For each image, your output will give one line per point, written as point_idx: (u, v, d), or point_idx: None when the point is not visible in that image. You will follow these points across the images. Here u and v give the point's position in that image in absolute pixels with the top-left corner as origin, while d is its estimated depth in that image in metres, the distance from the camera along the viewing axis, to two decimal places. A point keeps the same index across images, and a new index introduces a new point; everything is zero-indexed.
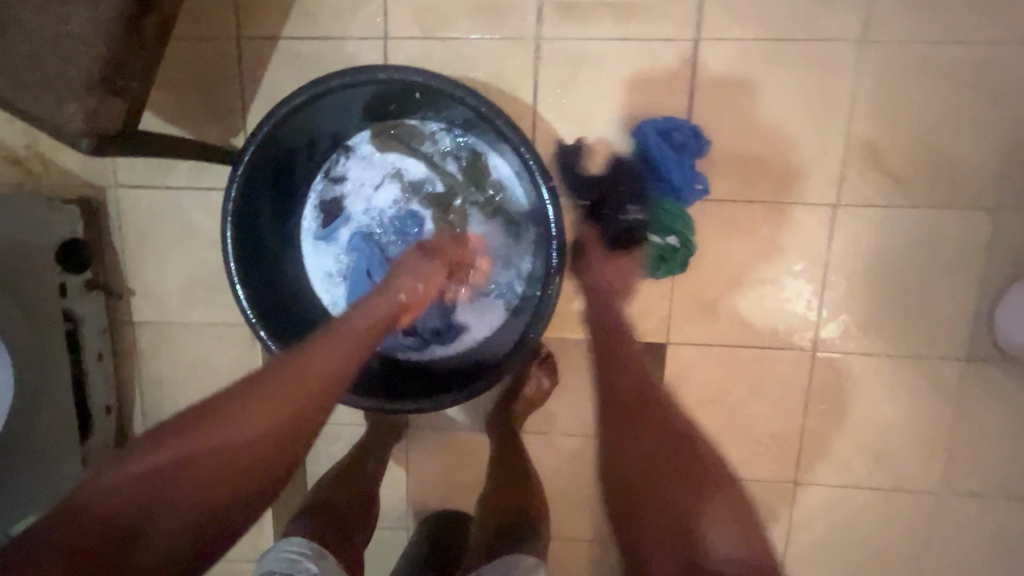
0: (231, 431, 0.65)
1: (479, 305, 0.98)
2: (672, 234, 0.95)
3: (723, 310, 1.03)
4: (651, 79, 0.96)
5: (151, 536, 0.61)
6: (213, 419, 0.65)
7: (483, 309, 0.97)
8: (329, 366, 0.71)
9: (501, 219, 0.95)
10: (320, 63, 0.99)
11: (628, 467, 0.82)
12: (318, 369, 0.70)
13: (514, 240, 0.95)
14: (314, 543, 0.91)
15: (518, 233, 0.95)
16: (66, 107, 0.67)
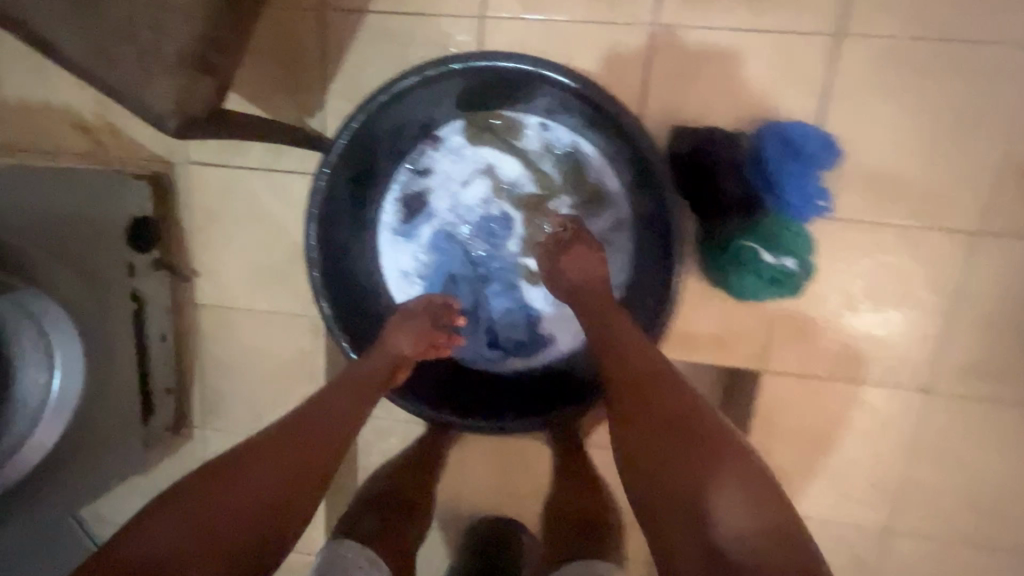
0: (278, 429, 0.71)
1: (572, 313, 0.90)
2: (790, 256, 0.84)
3: (828, 339, 0.93)
4: (778, 78, 0.85)
5: (215, 523, 0.62)
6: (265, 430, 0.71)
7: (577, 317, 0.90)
8: (361, 381, 0.77)
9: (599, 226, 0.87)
10: (409, 41, 0.91)
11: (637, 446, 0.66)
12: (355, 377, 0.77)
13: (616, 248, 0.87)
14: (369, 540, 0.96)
15: (622, 240, 0.86)
16: (155, 84, 0.60)
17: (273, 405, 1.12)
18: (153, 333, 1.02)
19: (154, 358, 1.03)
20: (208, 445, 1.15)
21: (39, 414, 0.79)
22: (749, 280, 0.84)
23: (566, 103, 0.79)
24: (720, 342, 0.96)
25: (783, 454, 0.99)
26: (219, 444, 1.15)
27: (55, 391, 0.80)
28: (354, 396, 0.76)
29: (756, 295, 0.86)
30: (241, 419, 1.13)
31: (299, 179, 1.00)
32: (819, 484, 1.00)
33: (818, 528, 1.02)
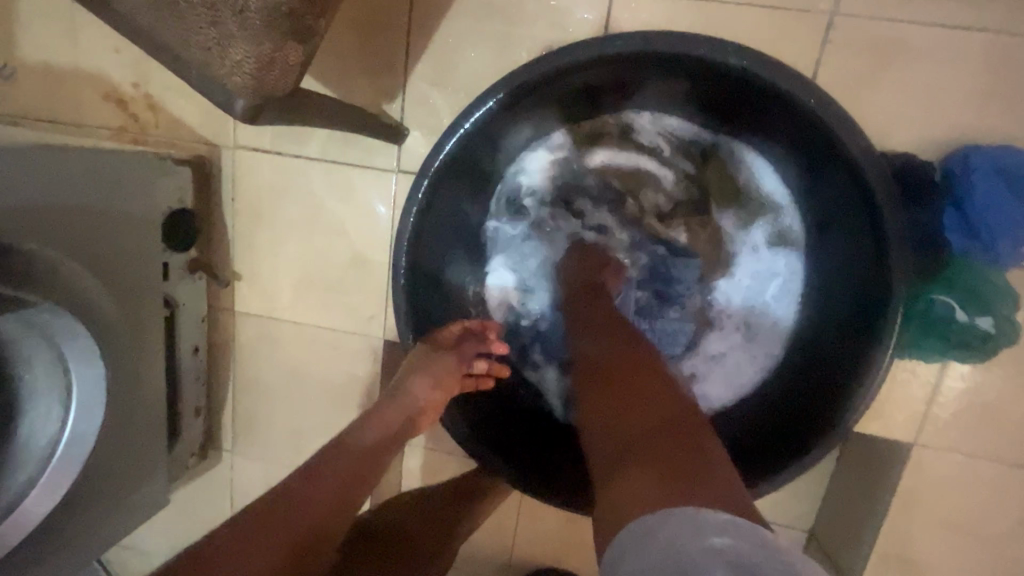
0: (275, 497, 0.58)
1: (731, 359, 0.81)
2: (984, 316, 0.67)
3: (1002, 411, 0.77)
4: (990, 87, 0.67)
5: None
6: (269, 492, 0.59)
7: (735, 368, 0.81)
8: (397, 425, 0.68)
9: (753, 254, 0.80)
10: (519, 15, 0.74)
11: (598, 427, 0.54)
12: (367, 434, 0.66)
13: (779, 285, 0.80)
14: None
15: (784, 267, 0.79)
16: (229, 46, 0.45)
17: (314, 433, 0.97)
18: (184, 345, 0.88)
19: (183, 374, 0.89)
20: (237, 472, 1.00)
21: (50, 455, 0.68)
22: (928, 340, 0.69)
23: (709, 90, 0.69)
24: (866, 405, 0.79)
25: (929, 546, 0.82)
26: (249, 471, 1.00)
27: (65, 434, 0.68)
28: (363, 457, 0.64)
29: (929, 359, 0.71)
30: (277, 445, 0.98)
31: (368, 175, 0.83)
32: None
33: None
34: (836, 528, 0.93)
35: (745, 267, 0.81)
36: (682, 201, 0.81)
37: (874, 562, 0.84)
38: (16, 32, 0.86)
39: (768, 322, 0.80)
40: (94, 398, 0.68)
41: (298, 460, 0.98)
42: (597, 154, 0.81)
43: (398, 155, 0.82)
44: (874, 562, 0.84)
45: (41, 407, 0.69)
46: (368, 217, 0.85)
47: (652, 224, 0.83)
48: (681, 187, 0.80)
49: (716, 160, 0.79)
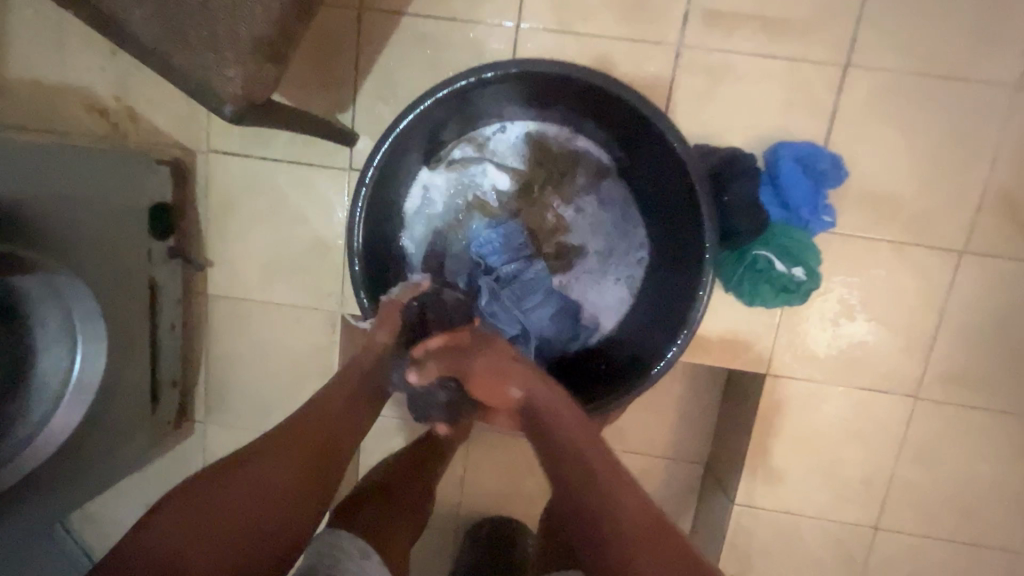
0: (229, 498, 0.61)
1: (601, 290, 1.01)
2: (799, 266, 0.89)
3: (827, 344, 1.00)
4: (793, 101, 0.92)
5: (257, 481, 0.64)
6: (214, 483, 0.62)
7: (607, 292, 1.00)
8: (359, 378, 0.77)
9: (586, 205, 1.00)
10: (445, 45, 0.94)
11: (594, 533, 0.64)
12: (313, 422, 0.70)
13: (608, 221, 1.00)
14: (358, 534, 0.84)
15: (615, 208, 1.00)
16: (224, 67, 0.61)
17: (280, 400, 1.11)
18: (163, 322, 1.00)
19: (163, 349, 1.01)
20: (210, 440, 1.13)
21: (61, 395, 0.81)
22: (762, 288, 0.90)
23: (550, 94, 0.89)
24: (729, 346, 1.01)
25: (785, 456, 1.05)
26: (221, 438, 1.13)
27: (73, 380, 0.82)
28: (312, 447, 0.68)
29: (765, 302, 0.92)
30: (247, 413, 1.11)
31: (324, 173, 1.00)
32: (816, 484, 1.05)
33: (814, 527, 1.07)
34: (722, 454, 1.15)
35: (585, 215, 1.01)
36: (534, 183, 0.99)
37: (745, 473, 1.06)
38: (7, 52, 0.98)
39: (609, 251, 1.00)
40: (99, 347, 0.83)
41: (267, 425, 1.12)
42: (445, 151, 0.98)
43: (349, 156, 0.99)
44: (745, 473, 1.06)
45: (50, 355, 0.82)
46: (325, 207, 1.02)
47: (521, 202, 0.99)
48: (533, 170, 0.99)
49: (533, 137, 0.99)
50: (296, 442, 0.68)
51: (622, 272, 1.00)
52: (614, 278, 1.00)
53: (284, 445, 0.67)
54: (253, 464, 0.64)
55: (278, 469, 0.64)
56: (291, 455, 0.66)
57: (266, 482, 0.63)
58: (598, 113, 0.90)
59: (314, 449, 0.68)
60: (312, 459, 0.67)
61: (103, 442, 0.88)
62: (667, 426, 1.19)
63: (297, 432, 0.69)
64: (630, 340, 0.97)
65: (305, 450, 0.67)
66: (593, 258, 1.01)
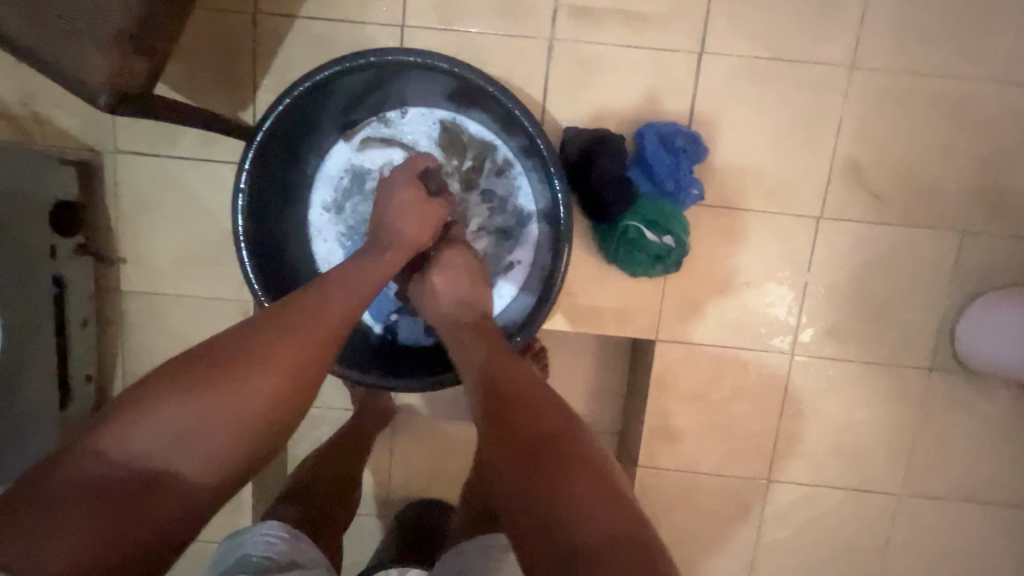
0: (232, 399, 0.62)
1: (504, 271, 1.00)
2: (669, 234, 0.98)
3: (711, 309, 1.09)
4: (658, 85, 1.01)
5: (239, 418, 0.63)
6: (190, 398, 0.61)
7: (507, 272, 1.00)
8: (347, 296, 0.73)
9: (496, 192, 0.99)
10: (337, 44, 1.00)
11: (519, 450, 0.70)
12: (305, 344, 0.68)
13: (511, 207, 0.99)
14: (290, 527, 0.85)
15: (518, 191, 0.99)
16: (89, 57, 0.66)
17: None
18: (74, 318, 1.03)
19: (73, 345, 1.04)
20: None
21: None
22: (636, 255, 0.98)
23: (436, 84, 0.91)
24: (621, 314, 1.09)
25: (680, 416, 1.12)
26: None
27: None
28: (319, 357, 0.69)
29: (643, 269, 1.01)
30: None
31: (230, 168, 1.05)
32: (711, 440, 1.13)
33: (712, 481, 1.15)
34: (630, 422, 1.21)
35: (488, 198, 1.00)
36: (433, 169, 0.99)
37: (645, 435, 1.13)
38: None
39: (511, 236, 1.00)
40: None
41: None
42: (355, 131, 0.98)
43: None
44: (645, 435, 1.13)
45: None
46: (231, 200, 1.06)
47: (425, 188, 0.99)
48: (433, 157, 0.99)
49: (444, 121, 0.98)
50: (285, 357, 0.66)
51: (522, 260, 1.00)
52: (516, 264, 1.00)
53: (285, 364, 0.66)
54: (225, 391, 0.62)
55: (277, 377, 0.65)
56: (288, 364, 0.66)
57: (248, 415, 0.63)
58: (475, 101, 0.93)
59: (314, 367, 0.68)
60: (310, 377, 0.68)
61: None
62: (580, 399, 1.25)
63: (287, 347, 0.66)
64: (521, 321, 0.96)
65: (308, 370, 0.68)
66: (499, 238, 1.00)
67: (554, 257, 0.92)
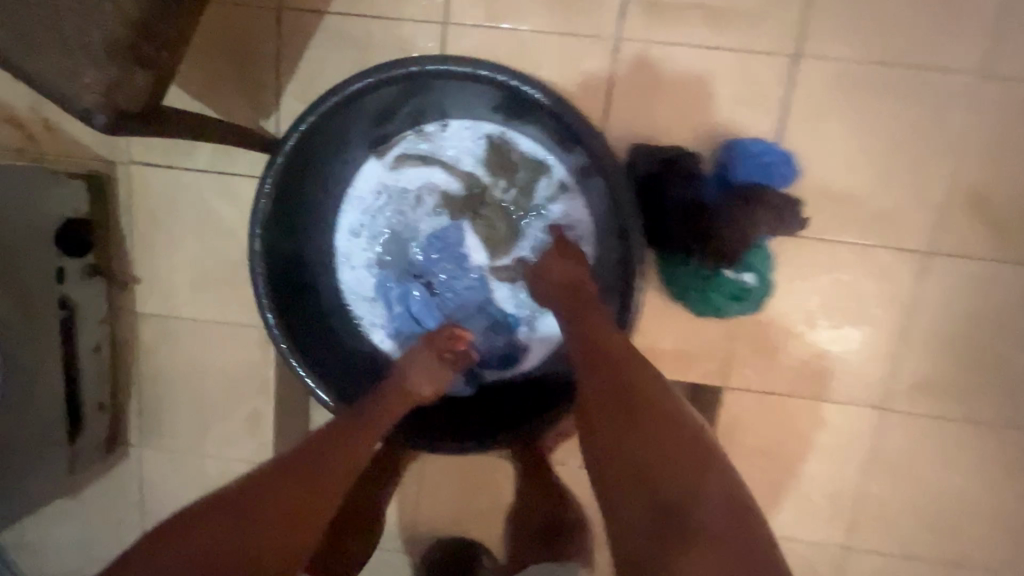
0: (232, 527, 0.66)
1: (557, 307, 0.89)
2: (749, 271, 0.84)
3: (789, 353, 0.94)
4: (742, 95, 0.86)
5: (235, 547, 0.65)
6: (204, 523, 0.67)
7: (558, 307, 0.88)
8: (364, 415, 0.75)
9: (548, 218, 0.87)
10: (370, 45, 0.88)
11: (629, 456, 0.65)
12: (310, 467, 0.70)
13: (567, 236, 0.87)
14: None
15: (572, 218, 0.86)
16: (79, 73, 0.55)
17: (216, 422, 1.05)
18: (84, 344, 0.95)
19: (84, 371, 0.96)
20: (146, 466, 1.07)
21: None
22: (712, 294, 0.84)
23: (484, 96, 0.79)
24: (683, 356, 0.95)
25: (747, 471, 0.99)
26: (157, 462, 1.07)
27: None
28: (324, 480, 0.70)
29: (716, 310, 0.86)
30: (182, 435, 1.06)
31: (250, 184, 0.95)
32: (780, 498, 0.99)
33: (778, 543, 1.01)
34: None
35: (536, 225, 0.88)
36: (474, 192, 0.88)
37: None
38: None
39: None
40: None
41: (206, 448, 1.06)
42: (390, 146, 0.87)
43: None
44: None
45: None
46: None
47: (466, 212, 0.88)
48: (476, 177, 0.87)
49: (491, 136, 0.86)
50: (285, 514, 0.67)
51: (576, 298, 0.87)
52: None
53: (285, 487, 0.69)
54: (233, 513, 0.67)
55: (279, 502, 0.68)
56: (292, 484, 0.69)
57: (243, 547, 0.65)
58: (528, 116, 0.80)
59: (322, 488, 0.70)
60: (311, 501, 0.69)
61: None
62: None
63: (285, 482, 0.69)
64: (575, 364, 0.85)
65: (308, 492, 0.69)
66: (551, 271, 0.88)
67: (622, 301, 0.78)
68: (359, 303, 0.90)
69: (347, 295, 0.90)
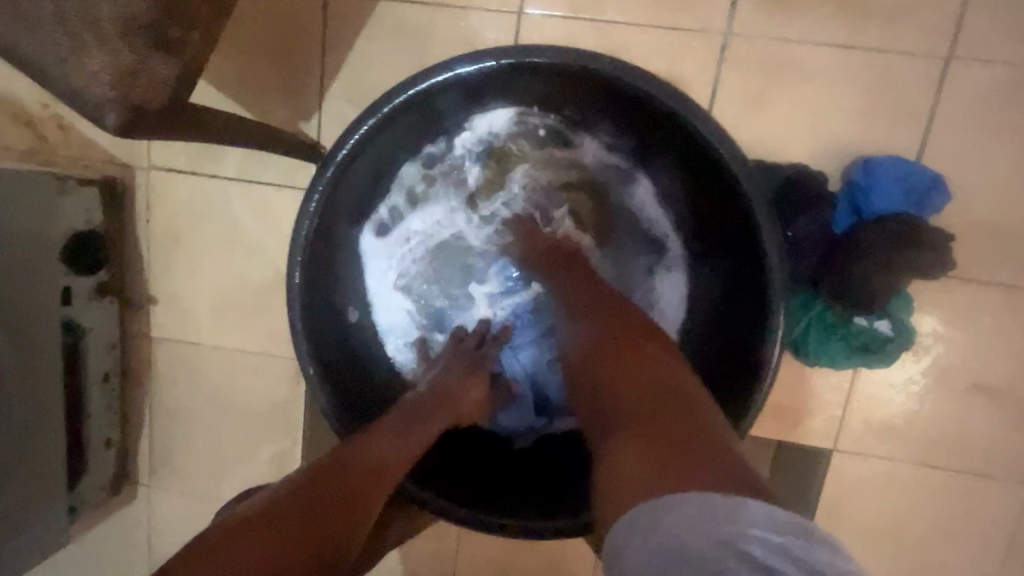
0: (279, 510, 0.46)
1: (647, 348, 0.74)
2: (882, 319, 0.70)
3: (918, 415, 0.78)
4: (878, 103, 0.71)
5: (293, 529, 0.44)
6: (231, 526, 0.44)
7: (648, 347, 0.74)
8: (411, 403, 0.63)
9: (623, 244, 0.76)
10: (430, 37, 0.75)
11: (607, 393, 0.50)
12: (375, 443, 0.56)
13: (649, 262, 0.76)
14: None
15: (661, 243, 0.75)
16: (86, 56, 0.43)
17: (236, 464, 0.92)
18: (92, 373, 0.83)
19: (91, 404, 0.84)
20: (155, 509, 0.95)
21: None
22: (833, 344, 0.69)
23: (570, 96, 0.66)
24: (786, 413, 0.80)
25: (858, 552, 0.83)
26: (168, 505, 0.94)
27: None
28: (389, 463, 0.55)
29: (835, 364, 0.71)
30: (197, 476, 0.93)
31: (286, 196, 0.83)
32: None
33: None
34: None
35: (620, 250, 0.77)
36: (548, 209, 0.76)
37: None
38: None
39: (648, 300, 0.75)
40: None
41: (223, 492, 0.93)
42: (451, 154, 0.75)
43: None
44: None
45: None
46: (285, 235, 0.84)
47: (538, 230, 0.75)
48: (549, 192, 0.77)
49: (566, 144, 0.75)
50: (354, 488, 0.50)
51: (666, 330, 0.74)
52: (659, 335, 0.74)
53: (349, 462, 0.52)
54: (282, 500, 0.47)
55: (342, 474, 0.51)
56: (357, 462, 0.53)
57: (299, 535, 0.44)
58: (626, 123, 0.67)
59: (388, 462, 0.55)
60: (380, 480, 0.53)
61: None
62: None
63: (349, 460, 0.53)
64: None
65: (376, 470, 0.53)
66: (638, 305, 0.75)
67: (748, 341, 0.62)
68: (407, 345, 0.76)
69: (389, 342, 0.75)
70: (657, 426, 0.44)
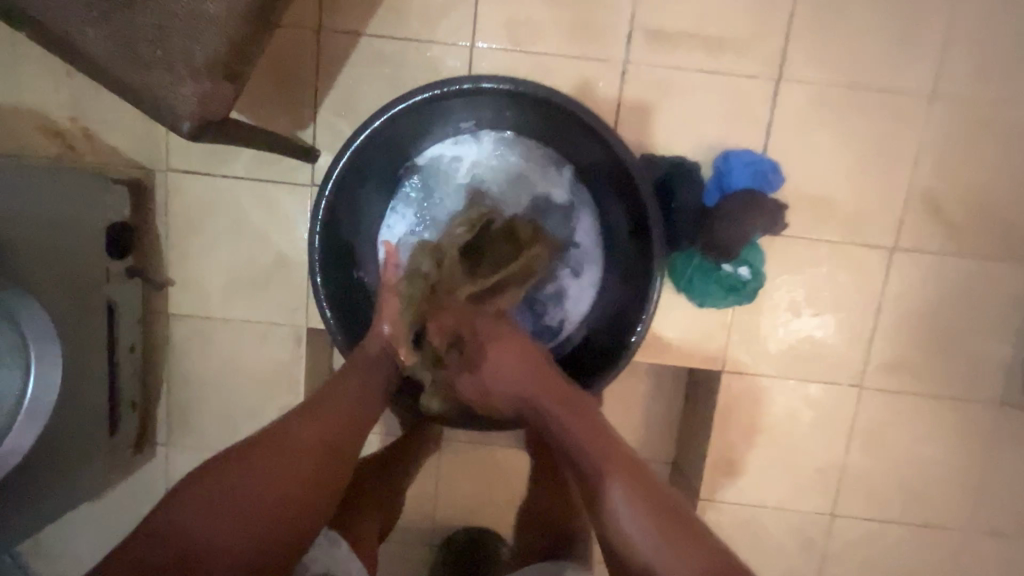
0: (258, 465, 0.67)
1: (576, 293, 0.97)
2: (744, 266, 0.96)
3: (780, 339, 1.06)
4: (733, 112, 0.98)
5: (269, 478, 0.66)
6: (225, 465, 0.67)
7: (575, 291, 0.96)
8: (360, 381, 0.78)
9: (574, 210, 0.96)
10: (403, 63, 0.97)
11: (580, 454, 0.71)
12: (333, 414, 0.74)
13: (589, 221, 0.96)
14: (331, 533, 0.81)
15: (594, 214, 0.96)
16: (178, 84, 0.63)
17: (245, 418, 1.09)
18: (122, 343, 0.99)
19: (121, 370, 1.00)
20: (173, 463, 1.10)
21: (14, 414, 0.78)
22: (710, 286, 0.96)
23: (517, 111, 0.89)
24: (685, 343, 1.06)
25: (744, 448, 1.09)
26: (184, 459, 1.10)
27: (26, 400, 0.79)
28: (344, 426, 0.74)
29: (714, 301, 0.97)
30: (210, 431, 1.09)
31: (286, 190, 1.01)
32: (775, 472, 1.10)
33: (773, 515, 1.12)
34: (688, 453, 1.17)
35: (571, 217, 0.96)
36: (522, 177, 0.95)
37: (707, 467, 1.10)
38: None
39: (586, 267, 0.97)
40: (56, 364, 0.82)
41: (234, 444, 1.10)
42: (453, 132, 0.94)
43: (312, 171, 1.01)
44: (708, 466, 1.10)
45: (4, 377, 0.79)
46: (286, 221, 1.02)
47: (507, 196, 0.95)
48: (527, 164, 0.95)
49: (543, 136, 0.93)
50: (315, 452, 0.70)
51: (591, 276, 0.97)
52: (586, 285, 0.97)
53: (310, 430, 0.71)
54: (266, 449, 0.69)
55: (305, 434, 0.71)
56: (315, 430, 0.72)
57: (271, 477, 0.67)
58: (561, 132, 0.90)
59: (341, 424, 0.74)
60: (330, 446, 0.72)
61: (54, 467, 0.85)
62: (636, 428, 1.21)
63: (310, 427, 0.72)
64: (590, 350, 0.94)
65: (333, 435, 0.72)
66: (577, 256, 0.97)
67: (639, 286, 0.88)
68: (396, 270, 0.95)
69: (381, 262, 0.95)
70: (635, 491, 0.68)
